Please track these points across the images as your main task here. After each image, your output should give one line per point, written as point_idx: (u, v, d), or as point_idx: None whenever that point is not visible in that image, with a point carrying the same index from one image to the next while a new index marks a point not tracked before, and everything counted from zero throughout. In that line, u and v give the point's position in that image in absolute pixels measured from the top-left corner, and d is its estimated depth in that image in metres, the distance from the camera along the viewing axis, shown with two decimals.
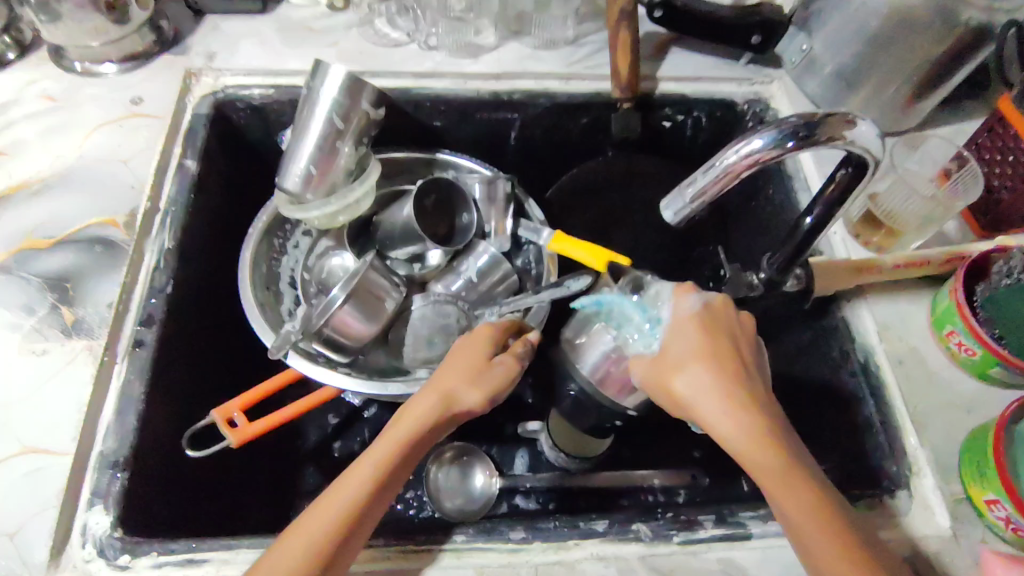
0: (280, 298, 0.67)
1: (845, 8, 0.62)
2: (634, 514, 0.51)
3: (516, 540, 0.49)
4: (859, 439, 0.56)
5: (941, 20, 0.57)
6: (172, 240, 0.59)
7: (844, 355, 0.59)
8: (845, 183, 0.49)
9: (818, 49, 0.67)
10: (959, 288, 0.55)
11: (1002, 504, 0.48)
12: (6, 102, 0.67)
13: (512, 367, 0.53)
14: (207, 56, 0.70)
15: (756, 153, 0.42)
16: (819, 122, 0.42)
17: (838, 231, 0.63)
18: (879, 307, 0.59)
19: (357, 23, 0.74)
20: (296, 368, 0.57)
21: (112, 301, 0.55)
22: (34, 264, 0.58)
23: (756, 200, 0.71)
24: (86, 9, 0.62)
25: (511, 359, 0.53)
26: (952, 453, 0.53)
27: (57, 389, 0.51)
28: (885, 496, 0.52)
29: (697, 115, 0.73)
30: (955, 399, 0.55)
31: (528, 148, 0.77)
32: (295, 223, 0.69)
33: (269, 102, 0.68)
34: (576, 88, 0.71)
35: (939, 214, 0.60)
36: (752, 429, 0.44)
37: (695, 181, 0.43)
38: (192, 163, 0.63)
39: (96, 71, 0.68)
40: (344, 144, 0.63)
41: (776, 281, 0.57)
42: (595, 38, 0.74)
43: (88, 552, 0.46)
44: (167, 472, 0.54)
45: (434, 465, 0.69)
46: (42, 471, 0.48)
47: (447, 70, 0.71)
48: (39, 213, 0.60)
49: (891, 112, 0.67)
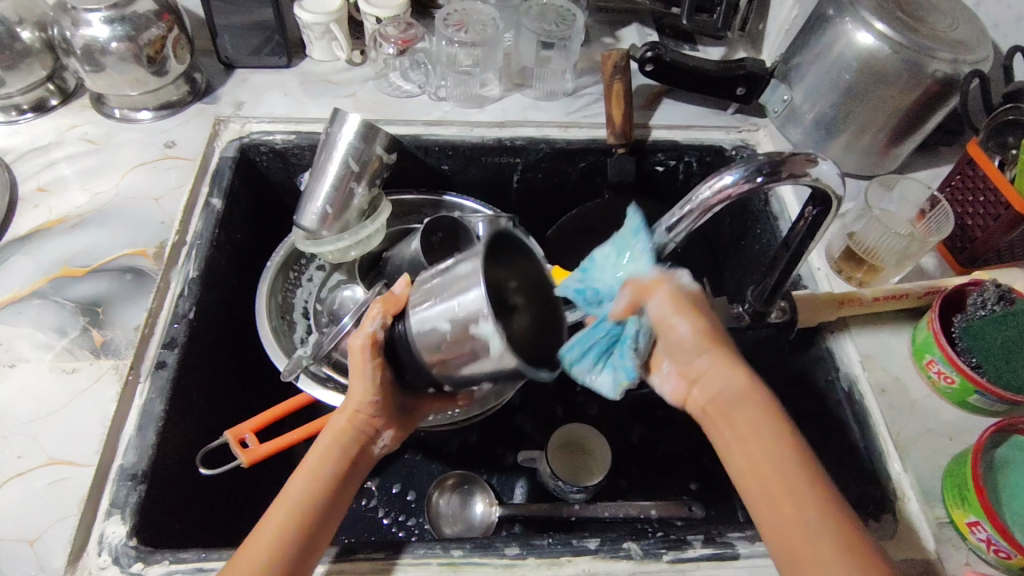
0: (292, 328, 0.70)
1: (821, 62, 0.68)
2: (625, 534, 0.53)
3: (511, 555, 0.51)
4: (847, 466, 0.59)
5: (909, 72, 0.62)
6: (196, 269, 0.64)
7: (830, 384, 0.61)
8: (813, 219, 0.53)
9: (797, 99, 0.72)
10: (936, 318, 0.57)
11: (983, 526, 0.48)
12: (49, 143, 0.73)
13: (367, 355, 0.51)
14: (235, 105, 0.77)
15: (727, 187, 0.46)
16: (784, 160, 0.46)
17: (822, 266, 0.68)
18: (862, 339, 0.62)
19: (373, 76, 0.81)
20: (305, 390, 0.62)
21: (139, 324, 0.60)
22: (68, 291, 0.62)
23: (746, 240, 0.75)
24: (129, 62, 0.68)
25: (366, 348, 0.51)
26: (937, 478, 0.54)
27: (83, 405, 0.55)
28: (871, 519, 0.53)
29: (688, 160, 0.78)
30: (938, 427, 0.57)
31: (529, 190, 0.82)
32: (310, 258, 0.74)
33: (291, 146, 0.74)
34: (574, 134, 0.77)
35: (915, 250, 0.63)
36: (753, 394, 0.45)
37: (672, 216, 0.47)
38: (218, 201, 0.68)
39: (133, 118, 0.75)
40: (358, 185, 0.68)
41: (761, 311, 0.60)
42: (592, 90, 0.81)
43: (104, 559, 0.48)
44: (180, 488, 0.57)
45: (436, 491, 0.72)
46: (66, 481, 0.51)
47: (455, 118, 0.77)
48: (75, 244, 0.65)
49: (870, 158, 0.71)
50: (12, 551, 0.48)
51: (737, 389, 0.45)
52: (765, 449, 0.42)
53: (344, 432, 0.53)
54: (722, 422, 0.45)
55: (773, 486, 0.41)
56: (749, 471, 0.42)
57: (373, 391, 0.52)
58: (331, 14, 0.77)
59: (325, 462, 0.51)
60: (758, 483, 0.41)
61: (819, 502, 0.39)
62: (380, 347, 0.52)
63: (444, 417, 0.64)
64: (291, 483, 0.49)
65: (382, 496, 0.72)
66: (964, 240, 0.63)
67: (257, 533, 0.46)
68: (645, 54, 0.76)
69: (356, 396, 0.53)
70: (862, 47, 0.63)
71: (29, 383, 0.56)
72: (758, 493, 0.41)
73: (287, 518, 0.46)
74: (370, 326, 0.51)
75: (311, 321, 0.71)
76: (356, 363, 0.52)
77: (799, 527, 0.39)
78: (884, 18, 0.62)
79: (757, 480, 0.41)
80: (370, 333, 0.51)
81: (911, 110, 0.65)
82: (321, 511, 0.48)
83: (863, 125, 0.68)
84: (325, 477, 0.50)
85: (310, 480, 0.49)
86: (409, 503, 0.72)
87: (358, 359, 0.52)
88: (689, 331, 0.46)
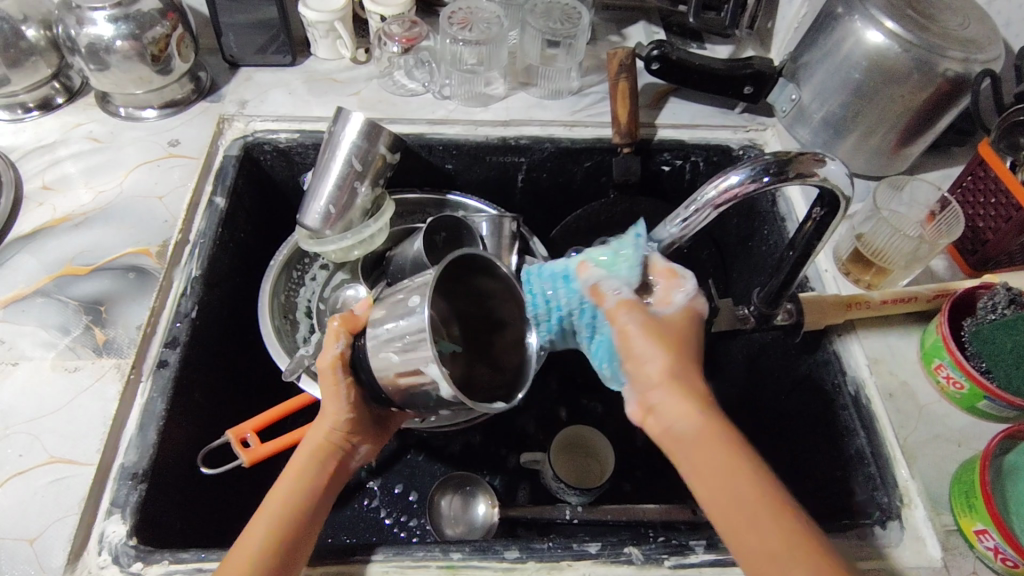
0: (295, 327, 0.70)
1: (830, 61, 0.67)
2: (627, 538, 0.52)
3: (510, 559, 0.50)
4: (853, 471, 0.57)
5: (919, 71, 0.61)
6: (199, 268, 0.64)
7: (836, 389, 0.60)
8: (820, 221, 0.52)
9: (806, 98, 0.71)
10: (945, 322, 0.56)
11: (991, 534, 0.48)
12: (54, 141, 0.73)
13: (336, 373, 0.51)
14: (240, 104, 0.77)
15: (734, 187, 0.46)
16: (790, 161, 0.46)
17: (829, 268, 0.67)
18: (869, 342, 0.61)
19: (377, 75, 0.81)
20: (308, 388, 0.62)
21: (141, 323, 0.60)
22: (71, 289, 0.62)
23: (753, 240, 0.74)
24: (133, 60, 0.68)
25: (334, 368, 0.51)
26: (944, 484, 0.54)
27: (85, 403, 0.55)
28: (876, 526, 0.52)
29: (695, 160, 0.77)
30: (946, 433, 0.56)
31: (534, 190, 0.81)
32: (314, 257, 0.73)
33: (294, 145, 0.74)
34: (579, 133, 0.76)
35: (925, 253, 0.61)
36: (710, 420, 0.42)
37: (679, 215, 0.48)
38: (221, 200, 0.68)
39: (138, 116, 0.75)
40: (361, 184, 0.67)
41: (766, 314, 0.61)
42: (597, 89, 0.80)
43: (104, 558, 0.48)
44: (181, 486, 0.57)
45: (438, 493, 0.72)
46: (66, 480, 0.51)
47: (459, 117, 0.76)
48: (78, 242, 0.66)
49: (879, 158, 0.70)
50: (13, 550, 0.48)
51: (695, 419, 0.42)
52: (733, 480, 0.40)
53: (319, 449, 0.52)
54: (682, 456, 0.42)
55: (743, 519, 0.39)
56: (718, 507, 0.40)
57: (347, 410, 0.52)
58: (336, 12, 0.76)
59: (301, 480, 0.50)
60: (726, 519, 0.40)
61: (790, 527, 0.38)
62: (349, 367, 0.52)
63: (444, 420, 0.64)
64: (264, 504, 0.48)
65: (384, 496, 0.72)
66: (975, 242, 0.63)
67: (235, 550, 0.45)
68: (651, 53, 0.75)
69: (329, 414, 0.52)
70: (872, 45, 0.62)
71: (31, 381, 0.56)
72: (730, 528, 0.39)
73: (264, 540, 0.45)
74: (334, 347, 0.51)
75: (314, 321, 0.71)
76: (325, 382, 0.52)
77: (775, 563, 0.37)
78: (894, 16, 0.61)
79: (727, 514, 0.39)
80: (336, 353, 0.51)
81: (922, 110, 0.64)
82: (291, 537, 0.46)
83: (872, 125, 0.67)
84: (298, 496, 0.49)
85: (288, 495, 0.49)
86: (411, 504, 0.72)
87: (326, 379, 0.52)
88: (653, 359, 0.45)
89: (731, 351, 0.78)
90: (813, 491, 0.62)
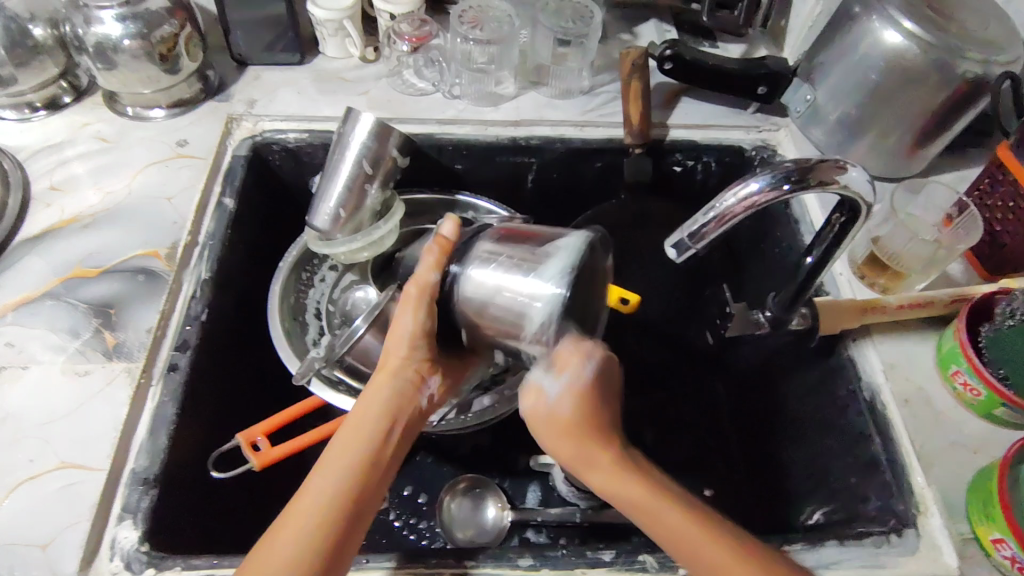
0: (305, 329, 0.69)
1: (845, 62, 0.66)
2: (641, 545, 0.52)
3: (524, 567, 0.50)
4: (868, 477, 0.56)
5: (938, 73, 0.60)
6: (209, 270, 0.63)
7: (851, 394, 0.59)
8: (840, 227, 0.52)
9: (821, 98, 0.70)
10: (962, 328, 0.56)
11: (1008, 543, 0.47)
12: (62, 141, 0.72)
13: (420, 286, 0.49)
14: (248, 103, 0.76)
15: (753, 195, 0.45)
16: (811, 168, 0.45)
17: (844, 272, 0.66)
18: (884, 347, 0.60)
19: (386, 74, 0.80)
20: (317, 392, 0.61)
21: (151, 327, 0.59)
22: (81, 291, 0.62)
23: (766, 242, 0.73)
24: (141, 60, 0.68)
25: (420, 295, 0.50)
26: (961, 492, 0.53)
27: (96, 407, 0.55)
28: (891, 534, 0.52)
29: (707, 161, 0.76)
30: (963, 440, 0.55)
31: (544, 191, 0.81)
32: (323, 258, 0.73)
33: (304, 145, 0.73)
34: (590, 134, 0.75)
35: (942, 257, 0.61)
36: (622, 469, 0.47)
37: (696, 223, 0.46)
38: (230, 201, 0.68)
39: (146, 115, 0.74)
40: (372, 186, 0.67)
41: (782, 319, 0.60)
42: (609, 88, 0.79)
43: (116, 564, 0.48)
44: (192, 491, 0.57)
45: (447, 496, 0.71)
46: (77, 486, 0.51)
47: (470, 117, 0.76)
48: (87, 244, 0.65)
49: (894, 160, 0.69)
50: (25, 555, 0.48)
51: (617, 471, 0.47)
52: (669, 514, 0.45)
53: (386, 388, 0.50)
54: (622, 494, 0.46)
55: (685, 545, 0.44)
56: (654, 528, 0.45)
57: (419, 339, 0.50)
58: (345, 10, 0.76)
59: (372, 420, 0.48)
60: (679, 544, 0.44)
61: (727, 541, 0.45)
62: (435, 296, 0.50)
63: (456, 421, 0.63)
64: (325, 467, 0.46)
65: (394, 498, 0.72)
66: (992, 247, 0.62)
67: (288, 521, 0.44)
68: (664, 52, 0.74)
69: (403, 346, 0.50)
70: (890, 46, 0.61)
71: (43, 385, 0.56)
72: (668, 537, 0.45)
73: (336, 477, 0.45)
74: (429, 273, 0.50)
75: (324, 322, 0.71)
76: (405, 307, 0.50)
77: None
78: (912, 16, 0.60)
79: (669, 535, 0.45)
80: (430, 278, 0.49)
81: (939, 112, 0.63)
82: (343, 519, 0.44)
83: (888, 127, 0.66)
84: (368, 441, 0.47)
85: (354, 442, 0.47)
86: (421, 506, 0.71)
87: (407, 305, 0.50)
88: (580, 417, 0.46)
89: (744, 353, 0.77)
90: (825, 497, 0.61)
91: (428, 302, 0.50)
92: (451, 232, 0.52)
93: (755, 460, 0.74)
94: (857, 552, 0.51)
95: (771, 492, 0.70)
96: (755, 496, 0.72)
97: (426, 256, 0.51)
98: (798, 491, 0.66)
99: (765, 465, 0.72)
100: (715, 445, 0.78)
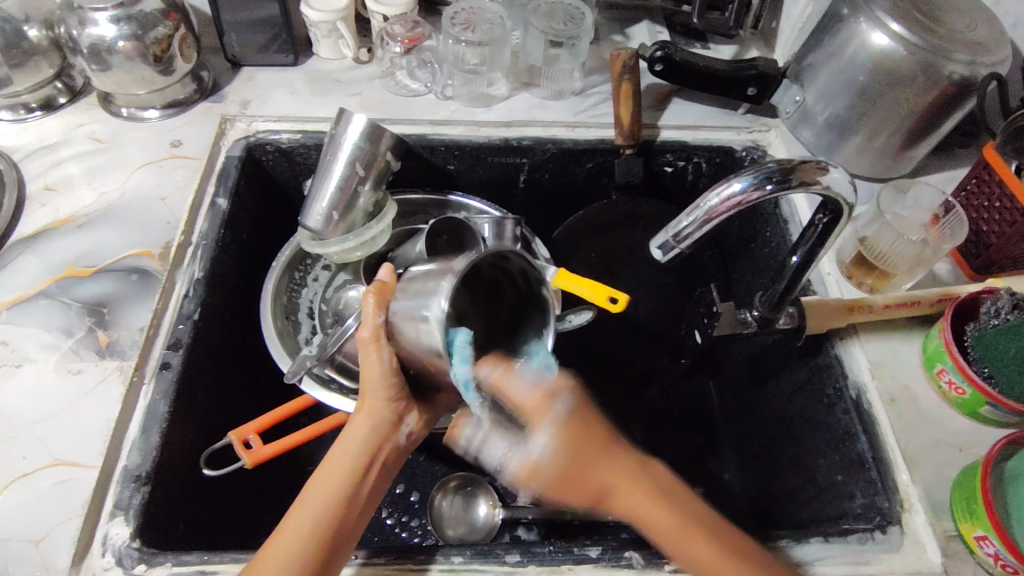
0: (298, 328, 0.70)
1: (833, 63, 0.66)
2: (626, 542, 0.52)
3: (511, 563, 0.50)
4: (854, 475, 0.57)
5: (924, 74, 0.61)
6: (201, 270, 0.64)
7: (837, 393, 0.60)
8: (823, 227, 0.52)
9: (810, 100, 0.71)
10: (948, 327, 0.56)
11: (991, 540, 0.48)
12: (57, 142, 0.73)
13: (369, 334, 0.49)
14: (242, 104, 0.76)
15: (736, 195, 0.45)
16: (793, 169, 0.46)
17: (832, 271, 0.66)
18: (871, 345, 0.61)
19: (379, 75, 0.81)
20: (309, 392, 0.62)
21: (143, 325, 0.60)
22: (74, 291, 0.62)
23: (755, 242, 0.74)
24: (135, 61, 0.68)
25: (376, 338, 0.49)
26: (944, 490, 0.53)
27: (88, 405, 0.55)
28: (876, 531, 0.52)
29: (698, 161, 0.77)
30: (947, 437, 0.56)
31: (537, 190, 0.81)
32: (315, 258, 0.73)
33: (296, 146, 0.74)
34: (581, 135, 0.76)
35: (928, 257, 0.62)
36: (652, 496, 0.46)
37: (679, 222, 0.47)
38: (223, 202, 0.68)
39: (140, 116, 0.75)
40: (363, 187, 0.67)
41: (769, 318, 0.61)
42: (601, 89, 0.80)
43: (108, 560, 0.49)
44: (185, 488, 0.57)
45: (438, 494, 0.72)
46: (70, 482, 0.51)
47: (462, 118, 0.76)
48: (82, 244, 0.66)
49: (883, 160, 0.69)
50: (18, 551, 0.48)
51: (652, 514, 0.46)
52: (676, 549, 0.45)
53: (366, 423, 0.50)
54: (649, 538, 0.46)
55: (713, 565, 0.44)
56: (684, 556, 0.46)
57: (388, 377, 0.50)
58: (338, 12, 0.76)
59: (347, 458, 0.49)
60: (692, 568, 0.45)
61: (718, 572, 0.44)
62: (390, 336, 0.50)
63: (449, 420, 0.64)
64: (304, 501, 0.47)
65: (385, 496, 0.72)
66: (978, 246, 0.63)
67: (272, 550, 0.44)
68: (655, 54, 0.74)
69: (375, 384, 0.50)
70: (877, 47, 0.62)
71: (36, 383, 0.56)
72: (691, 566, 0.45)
73: (320, 512, 0.46)
74: (375, 318, 0.49)
75: (316, 322, 0.71)
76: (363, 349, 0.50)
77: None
78: (899, 18, 0.61)
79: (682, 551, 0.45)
80: (377, 324, 0.49)
81: (927, 112, 0.64)
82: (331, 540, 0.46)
83: (875, 127, 0.67)
84: (343, 486, 0.48)
85: (333, 483, 0.48)
86: (412, 504, 0.72)
87: (367, 347, 0.49)
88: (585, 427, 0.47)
89: (734, 351, 0.78)
90: (812, 495, 0.62)
91: (382, 350, 0.49)
92: (389, 276, 0.52)
93: (744, 457, 0.74)
94: (842, 548, 0.52)
95: (759, 488, 0.71)
96: (744, 494, 0.73)
97: (365, 302, 0.50)
98: (788, 489, 0.66)
99: (752, 462, 0.73)
100: (705, 443, 0.79)
